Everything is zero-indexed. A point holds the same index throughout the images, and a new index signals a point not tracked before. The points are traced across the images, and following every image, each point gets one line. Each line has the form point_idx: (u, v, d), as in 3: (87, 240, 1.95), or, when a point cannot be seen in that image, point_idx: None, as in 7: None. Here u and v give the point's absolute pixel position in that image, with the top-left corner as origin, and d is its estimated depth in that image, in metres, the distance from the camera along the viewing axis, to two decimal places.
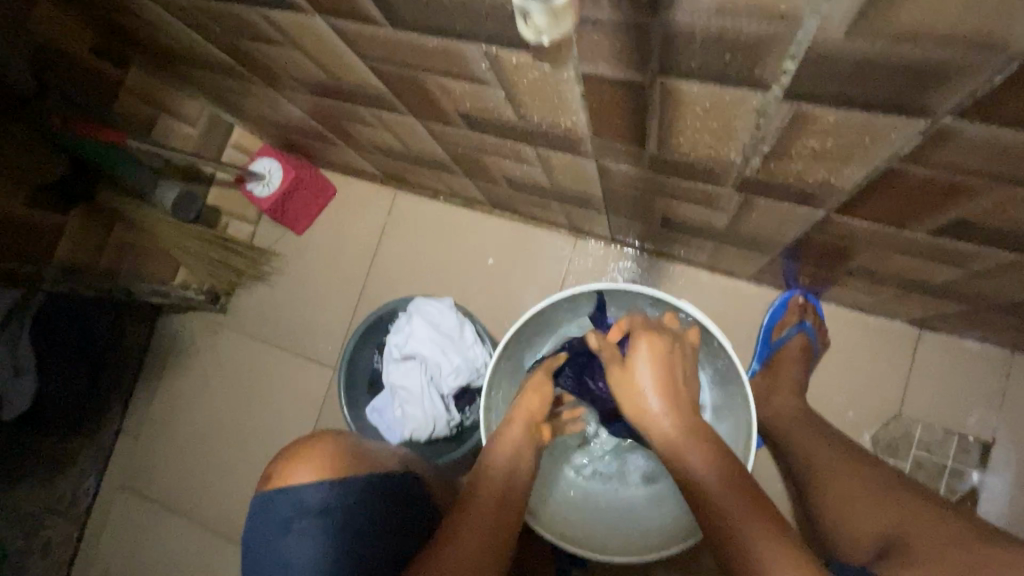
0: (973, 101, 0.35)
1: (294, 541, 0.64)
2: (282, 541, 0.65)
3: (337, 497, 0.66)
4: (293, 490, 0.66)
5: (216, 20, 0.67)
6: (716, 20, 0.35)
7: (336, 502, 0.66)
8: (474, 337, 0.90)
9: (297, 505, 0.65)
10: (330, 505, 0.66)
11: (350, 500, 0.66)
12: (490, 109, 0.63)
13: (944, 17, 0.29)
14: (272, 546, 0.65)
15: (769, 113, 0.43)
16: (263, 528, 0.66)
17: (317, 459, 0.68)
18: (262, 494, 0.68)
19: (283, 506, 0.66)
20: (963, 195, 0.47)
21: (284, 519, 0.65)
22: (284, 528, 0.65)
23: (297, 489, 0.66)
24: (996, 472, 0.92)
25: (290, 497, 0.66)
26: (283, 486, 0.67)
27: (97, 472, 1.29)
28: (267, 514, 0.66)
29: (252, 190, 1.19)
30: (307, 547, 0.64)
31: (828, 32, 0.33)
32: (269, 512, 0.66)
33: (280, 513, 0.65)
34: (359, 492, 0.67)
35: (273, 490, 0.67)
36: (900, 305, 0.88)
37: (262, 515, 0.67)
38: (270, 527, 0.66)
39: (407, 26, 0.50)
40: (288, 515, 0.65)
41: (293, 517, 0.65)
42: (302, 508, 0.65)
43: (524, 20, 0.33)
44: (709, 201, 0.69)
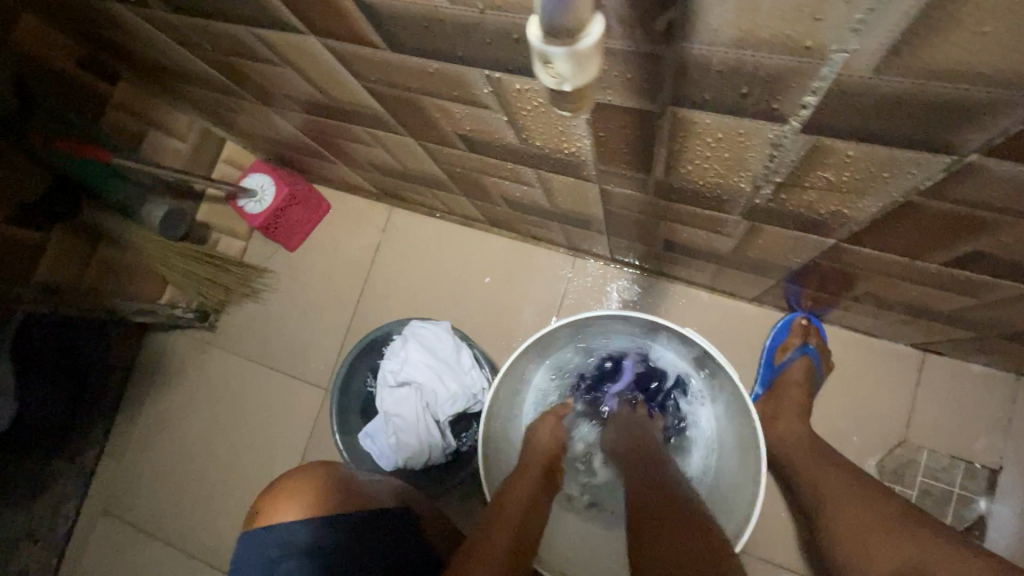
0: (1004, 139, 0.33)
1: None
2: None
3: (326, 536, 0.64)
4: (280, 528, 0.64)
5: (206, 37, 0.65)
6: (734, 52, 0.33)
7: (324, 541, 0.64)
8: (472, 362, 0.87)
9: (285, 545, 0.63)
10: (318, 544, 0.63)
11: (341, 538, 0.64)
12: (491, 132, 0.61)
13: (981, 57, 0.27)
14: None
15: (785, 144, 0.41)
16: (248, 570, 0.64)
17: (310, 493, 0.66)
18: (248, 533, 0.66)
19: (270, 545, 0.64)
20: (983, 229, 0.45)
21: (270, 559, 0.63)
22: (270, 569, 0.62)
23: (284, 528, 0.64)
24: (1004, 501, 0.89)
25: (278, 535, 0.64)
26: (269, 524, 0.65)
27: (78, 496, 1.25)
28: (253, 555, 0.64)
29: (243, 207, 1.16)
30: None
31: (854, 67, 0.31)
32: (256, 551, 0.64)
33: (267, 553, 0.63)
34: (348, 530, 0.65)
35: (260, 528, 0.65)
36: (906, 330, 0.87)
37: (247, 555, 0.64)
38: (256, 569, 0.63)
39: (406, 49, 0.48)
40: (275, 555, 0.63)
41: (280, 557, 0.63)
42: (290, 547, 0.63)
43: (544, 65, 0.27)
44: (714, 227, 0.68)
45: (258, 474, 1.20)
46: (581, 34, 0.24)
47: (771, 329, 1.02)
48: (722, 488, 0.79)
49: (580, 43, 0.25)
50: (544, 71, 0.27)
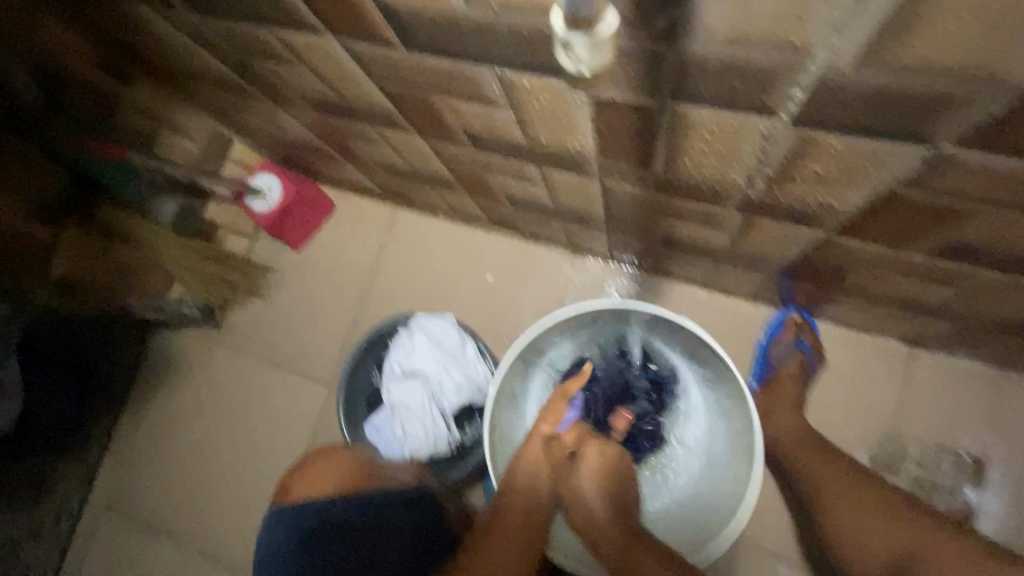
0: (973, 130, 0.36)
1: (310, 557, 0.65)
2: (300, 555, 0.65)
3: (355, 512, 0.67)
4: (310, 504, 0.68)
5: (225, 38, 0.68)
6: (730, 50, 0.36)
7: (353, 517, 0.67)
8: (476, 354, 0.90)
9: (315, 520, 0.67)
10: (348, 519, 0.67)
11: (369, 515, 0.68)
12: (498, 129, 0.64)
13: (950, 53, 0.31)
14: (287, 560, 0.65)
15: (776, 137, 0.44)
16: (279, 543, 0.67)
17: (339, 473, 0.70)
18: (277, 509, 0.69)
19: (300, 520, 0.67)
20: (961, 219, 0.48)
21: (300, 533, 0.66)
22: (301, 543, 0.66)
23: (314, 504, 0.67)
24: (992, 491, 0.93)
25: (307, 511, 0.67)
26: (299, 501, 0.68)
27: (81, 492, 1.26)
28: (282, 530, 0.67)
29: (251, 205, 1.20)
30: (324, 562, 0.65)
31: (837, 64, 0.34)
32: (285, 526, 0.67)
33: (297, 527, 0.66)
34: (375, 507, 0.68)
35: (289, 504, 0.69)
36: (895, 324, 0.90)
37: (276, 530, 0.67)
38: (286, 542, 0.66)
39: (422, 49, 0.51)
40: (306, 530, 0.66)
41: (310, 532, 0.66)
42: (320, 522, 0.66)
43: (564, 50, 0.31)
44: (710, 222, 0.71)
45: (262, 469, 1.22)
46: (598, 23, 0.29)
47: (765, 325, 1.04)
48: (718, 471, 0.83)
49: (599, 30, 0.29)
50: (562, 55, 0.31)
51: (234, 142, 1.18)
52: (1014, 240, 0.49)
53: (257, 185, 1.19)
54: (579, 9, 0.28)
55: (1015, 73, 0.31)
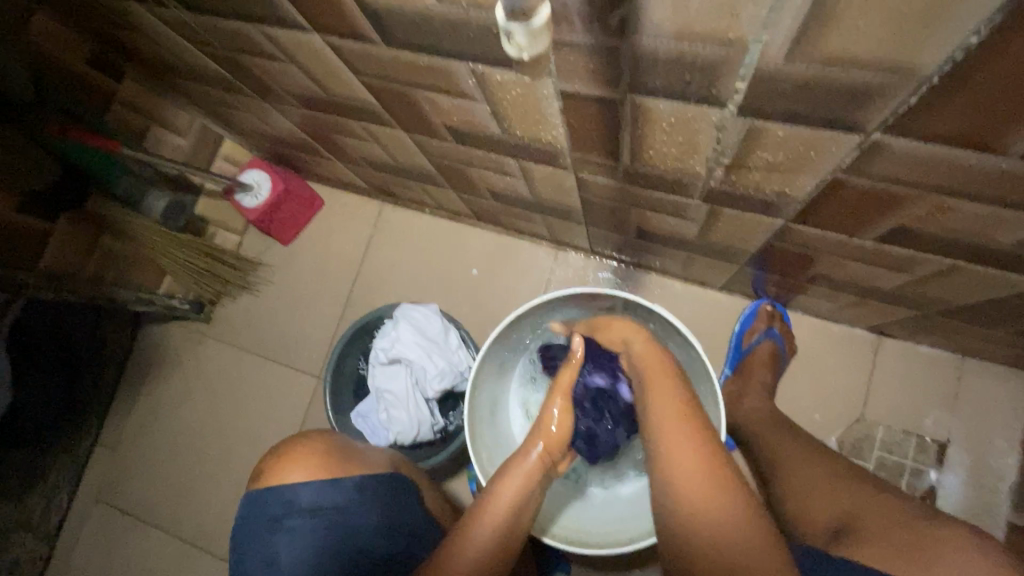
0: (895, 118, 0.40)
1: (281, 540, 0.68)
2: (273, 539, 0.69)
3: (326, 497, 0.70)
4: (282, 489, 0.70)
5: (214, 34, 0.71)
6: (676, 44, 0.39)
7: (325, 502, 0.70)
8: (459, 342, 0.93)
9: (287, 505, 0.70)
10: (319, 505, 0.70)
11: (340, 500, 0.70)
12: (476, 123, 0.67)
13: (864, 47, 0.34)
14: (261, 543, 0.69)
15: (727, 127, 0.48)
16: (254, 527, 0.70)
17: (311, 458, 0.72)
18: (251, 493, 0.72)
19: (273, 505, 0.70)
20: (900, 204, 0.52)
21: (274, 518, 0.69)
22: (274, 527, 0.69)
23: (286, 490, 0.70)
24: (952, 471, 0.97)
25: (280, 497, 0.70)
26: (272, 486, 0.71)
27: (71, 485, 1.27)
28: (256, 514, 0.70)
29: (241, 201, 1.21)
30: (296, 545, 0.68)
31: (770, 57, 0.38)
32: (259, 510, 0.70)
33: (271, 512, 0.70)
34: (347, 492, 0.71)
35: (263, 489, 0.71)
36: (860, 313, 0.94)
37: (251, 514, 0.71)
38: (261, 527, 0.70)
39: (401, 45, 0.54)
40: (279, 514, 0.69)
41: (283, 516, 0.69)
42: (292, 507, 0.69)
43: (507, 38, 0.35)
44: (680, 212, 0.74)
45: (251, 460, 1.24)
46: (535, 13, 0.32)
47: (739, 316, 1.09)
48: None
49: (533, 21, 0.33)
50: (507, 41, 0.35)
51: (224, 138, 1.21)
52: (948, 224, 0.53)
53: (247, 181, 1.21)
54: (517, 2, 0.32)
55: (921, 65, 0.34)
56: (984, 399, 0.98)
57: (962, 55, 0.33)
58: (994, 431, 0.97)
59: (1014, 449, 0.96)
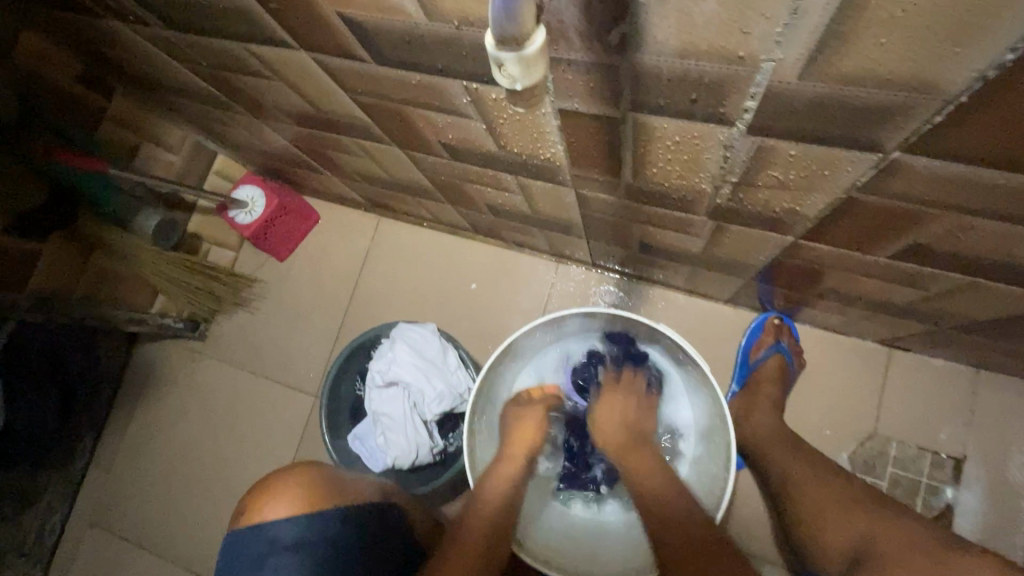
0: (917, 137, 0.37)
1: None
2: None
3: (311, 531, 0.67)
4: (265, 526, 0.68)
5: (201, 53, 0.68)
6: (680, 62, 0.37)
7: (310, 536, 0.67)
8: (458, 362, 0.90)
9: (271, 542, 0.67)
10: (303, 540, 0.67)
11: (326, 533, 0.68)
12: (471, 140, 0.65)
13: (885, 65, 0.32)
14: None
15: (735, 146, 0.45)
16: (238, 566, 0.68)
17: (296, 491, 0.70)
18: (235, 533, 0.69)
19: (257, 542, 0.67)
20: (919, 223, 0.49)
21: (258, 556, 0.67)
22: (258, 566, 0.66)
23: (271, 525, 0.68)
24: (969, 488, 0.94)
25: (264, 532, 0.67)
26: (257, 522, 0.69)
27: (64, 508, 1.25)
28: (241, 552, 0.68)
29: (234, 217, 1.19)
30: None
31: (783, 75, 0.35)
32: (244, 549, 0.68)
33: (255, 550, 0.67)
34: (332, 524, 0.68)
35: (247, 526, 0.69)
36: (870, 326, 0.91)
37: (235, 554, 0.68)
38: (245, 566, 0.67)
39: (392, 63, 0.52)
40: (263, 552, 0.67)
41: (267, 553, 0.67)
42: (277, 543, 0.67)
43: (496, 68, 0.31)
44: (684, 228, 0.72)
45: (247, 482, 1.21)
46: (526, 42, 0.29)
47: (744, 329, 1.06)
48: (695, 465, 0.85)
49: (526, 49, 0.29)
50: (497, 73, 0.31)
51: (218, 153, 1.19)
52: (969, 243, 0.50)
53: (240, 198, 1.18)
54: (506, 31, 0.28)
55: (948, 83, 0.32)
56: (1000, 413, 0.95)
57: (994, 74, 0.30)
58: (1012, 446, 0.94)
59: None
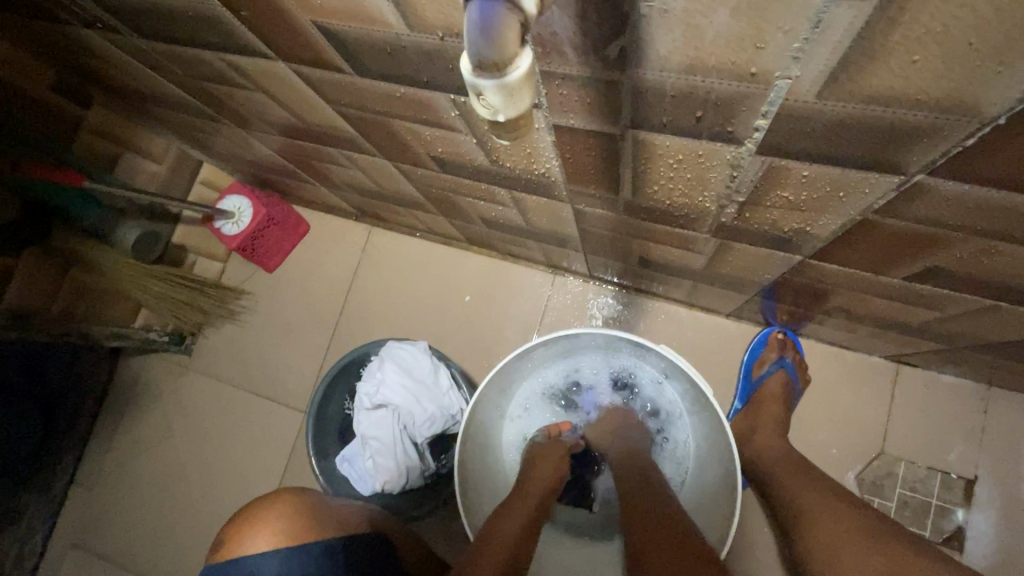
0: (945, 160, 0.34)
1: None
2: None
3: (293, 567, 0.64)
4: (244, 560, 0.64)
5: (177, 62, 0.65)
6: (685, 79, 0.34)
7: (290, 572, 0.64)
8: (450, 382, 0.87)
9: None
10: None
11: (307, 568, 0.64)
12: (461, 154, 0.61)
13: (917, 83, 0.28)
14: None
15: (743, 165, 0.42)
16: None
17: (277, 522, 0.67)
18: (213, 567, 0.66)
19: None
20: (940, 246, 0.46)
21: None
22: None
23: (249, 560, 0.64)
24: (980, 510, 0.91)
25: (242, 568, 0.64)
26: (235, 556, 0.65)
27: (45, 529, 1.20)
28: None
29: (220, 228, 1.15)
30: None
31: (799, 93, 0.32)
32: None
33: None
34: (315, 559, 0.65)
35: (225, 560, 0.66)
36: (879, 343, 0.88)
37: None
38: None
39: (374, 76, 0.48)
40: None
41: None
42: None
43: (476, 96, 0.27)
44: (686, 244, 0.69)
45: (234, 502, 1.17)
46: (509, 67, 0.25)
47: (747, 344, 1.03)
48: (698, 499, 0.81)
49: (509, 74, 0.25)
50: (477, 101, 0.28)
51: (204, 163, 1.15)
52: (991, 268, 0.47)
53: (226, 208, 1.15)
54: (489, 55, 0.24)
55: (986, 105, 0.28)
56: (1012, 433, 0.92)
57: None
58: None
59: None
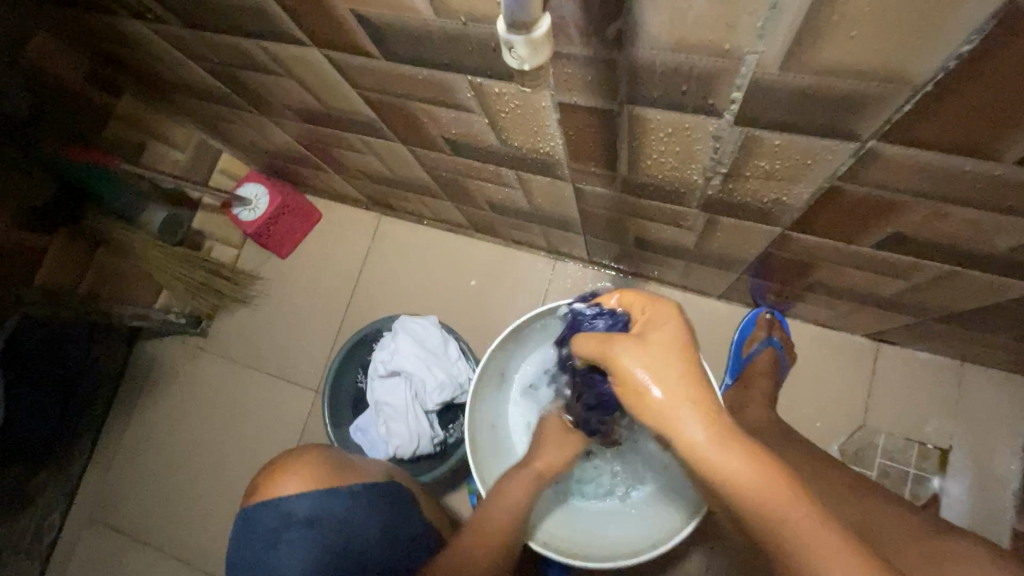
0: (889, 126, 0.40)
1: (280, 554, 0.68)
2: (271, 552, 0.69)
3: (323, 506, 0.70)
4: (279, 501, 0.70)
5: (213, 50, 0.71)
6: (672, 55, 0.40)
7: (322, 512, 0.70)
8: (458, 354, 0.93)
9: (284, 517, 0.70)
10: (316, 516, 0.70)
11: (337, 509, 0.70)
12: (473, 135, 0.67)
13: (859, 55, 0.35)
14: (259, 557, 0.69)
15: (724, 136, 0.48)
16: (252, 542, 0.70)
17: (306, 468, 0.73)
18: (250, 509, 0.72)
19: (270, 518, 0.70)
20: (898, 211, 0.52)
21: (271, 531, 0.69)
22: (272, 540, 0.69)
23: (283, 501, 0.70)
24: (955, 478, 0.97)
25: (277, 508, 0.70)
26: (268, 499, 0.71)
27: (64, 504, 1.25)
28: (255, 527, 0.71)
29: (238, 215, 1.21)
30: (297, 555, 0.68)
31: (766, 67, 0.38)
32: (257, 526, 0.70)
33: (269, 525, 0.70)
34: (344, 501, 0.71)
35: (260, 503, 0.72)
36: (859, 319, 0.94)
37: (248, 529, 0.71)
38: (259, 541, 0.70)
39: (400, 59, 0.54)
40: (276, 527, 0.70)
41: (281, 528, 0.69)
42: (289, 519, 0.70)
43: (507, 48, 0.34)
44: (677, 221, 0.75)
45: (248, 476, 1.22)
46: (535, 27, 0.32)
47: (737, 324, 1.09)
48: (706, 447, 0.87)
49: (534, 32, 0.32)
50: (507, 54, 0.35)
51: (222, 152, 1.22)
52: (944, 230, 0.53)
53: (243, 195, 1.20)
54: (516, 15, 0.31)
55: (913, 73, 0.35)
56: (985, 405, 0.98)
57: (955, 63, 0.33)
58: (995, 437, 0.97)
59: (1016, 454, 0.96)
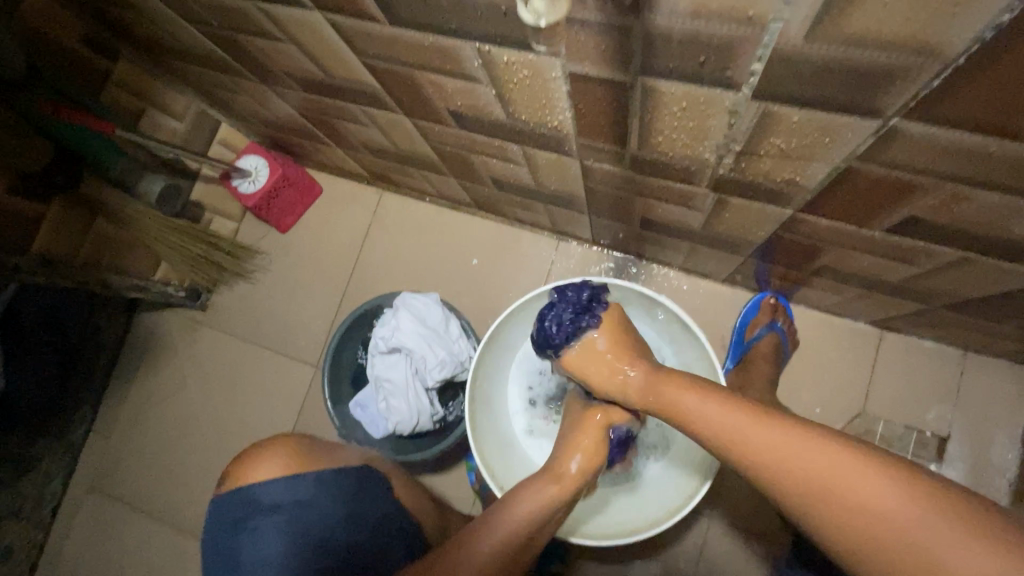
0: (916, 102, 0.39)
1: (244, 542, 0.69)
2: (236, 541, 0.70)
3: (287, 494, 0.71)
4: (243, 491, 0.72)
5: (213, 12, 0.69)
6: (691, 23, 0.38)
7: (284, 499, 0.71)
8: (459, 331, 0.93)
9: (249, 506, 0.71)
10: (279, 502, 0.71)
11: (300, 495, 0.71)
12: (481, 107, 0.65)
13: (887, 24, 0.33)
14: (226, 546, 0.70)
15: (740, 112, 0.46)
16: (219, 532, 0.72)
17: (273, 458, 0.74)
18: (216, 499, 0.74)
19: (236, 506, 0.71)
20: (914, 193, 0.51)
21: (236, 521, 0.71)
22: (236, 529, 0.70)
23: (248, 490, 0.72)
24: (951, 465, 0.97)
25: (242, 496, 0.72)
26: (234, 489, 0.73)
27: (64, 472, 1.25)
28: (223, 517, 0.72)
29: (239, 187, 1.20)
30: (260, 543, 0.69)
31: (789, 37, 0.37)
32: (223, 515, 0.72)
33: (232, 514, 0.71)
34: (307, 487, 0.72)
35: (225, 493, 0.73)
36: (865, 306, 0.93)
37: (217, 518, 0.72)
38: (225, 531, 0.71)
39: (405, 24, 0.52)
40: (239, 516, 0.71)
41: (244, 517, 0.71)
42: (254, 507, 0.71)
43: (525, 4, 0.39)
44: (686, 201, 0.73)
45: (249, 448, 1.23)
46: None
47: (740, 310, 1.08)
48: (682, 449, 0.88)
49: None
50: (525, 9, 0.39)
51: (222, 123, 1.20)
52: (962, 214, 0.52)
53: (243, 167, 1.19)
54: None
55: (945, 44, 0.33)
56: (986, 394, 0.98)
57: (992, 34, 0.32)
58: (995, 426, 0.97)
59: (1015, 444, 0.96)
